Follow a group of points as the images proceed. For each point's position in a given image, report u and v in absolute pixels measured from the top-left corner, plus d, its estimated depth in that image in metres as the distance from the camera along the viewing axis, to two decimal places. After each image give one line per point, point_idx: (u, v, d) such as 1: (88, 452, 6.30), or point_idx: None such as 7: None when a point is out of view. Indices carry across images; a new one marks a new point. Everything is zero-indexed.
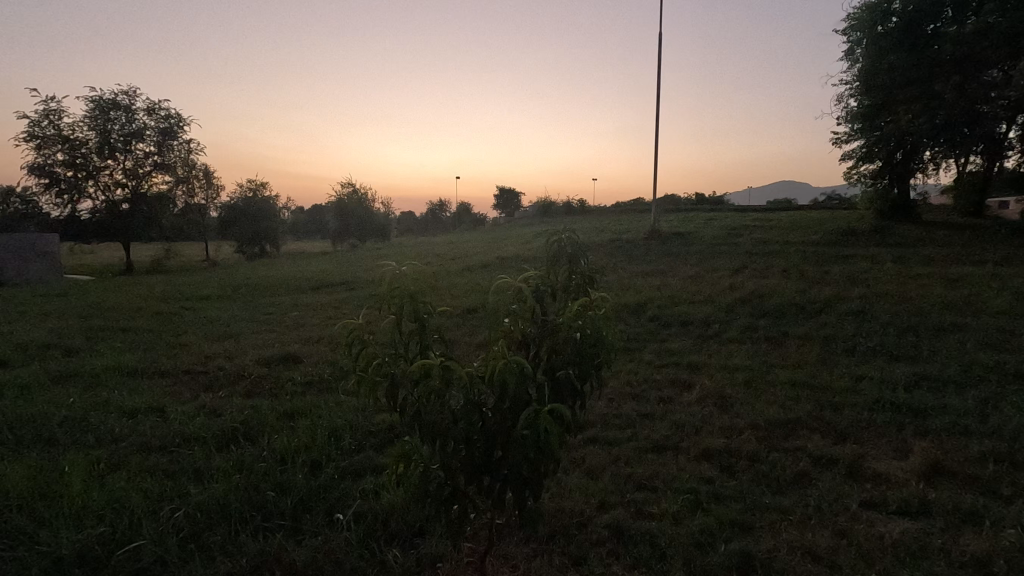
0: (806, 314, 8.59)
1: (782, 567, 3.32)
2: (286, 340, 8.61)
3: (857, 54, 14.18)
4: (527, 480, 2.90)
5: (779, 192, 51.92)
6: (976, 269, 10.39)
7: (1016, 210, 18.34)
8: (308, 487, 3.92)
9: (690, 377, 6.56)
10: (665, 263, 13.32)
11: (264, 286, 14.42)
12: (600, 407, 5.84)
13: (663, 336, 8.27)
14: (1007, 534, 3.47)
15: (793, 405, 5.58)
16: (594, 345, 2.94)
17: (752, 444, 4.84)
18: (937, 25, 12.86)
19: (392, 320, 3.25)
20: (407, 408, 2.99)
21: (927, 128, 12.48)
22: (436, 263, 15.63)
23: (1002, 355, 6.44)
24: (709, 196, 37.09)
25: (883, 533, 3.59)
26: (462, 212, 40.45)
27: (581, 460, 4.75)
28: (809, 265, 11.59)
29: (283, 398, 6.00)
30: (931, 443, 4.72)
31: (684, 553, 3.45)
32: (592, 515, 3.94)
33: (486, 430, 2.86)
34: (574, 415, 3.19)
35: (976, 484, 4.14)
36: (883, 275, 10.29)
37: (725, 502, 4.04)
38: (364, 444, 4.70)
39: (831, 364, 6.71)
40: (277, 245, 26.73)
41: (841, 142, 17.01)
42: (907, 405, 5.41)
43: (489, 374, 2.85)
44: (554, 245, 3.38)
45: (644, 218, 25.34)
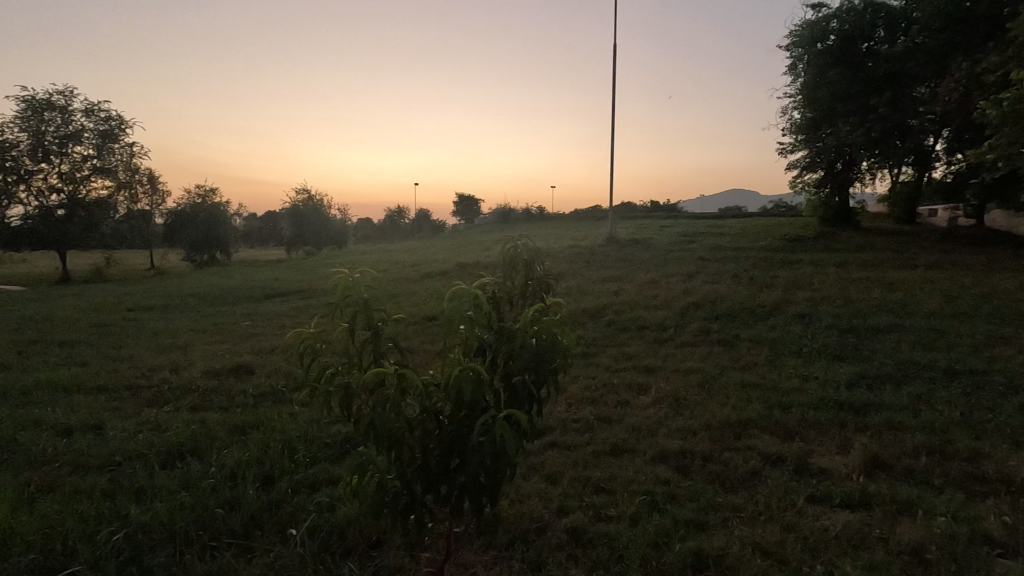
0: (755, 317, 8.94)
1: (733, 564, 3.44)
2: (238, 351, 8.34)
3: (799, 69, 14.84)
4: (484, 487, 2.92)
5: (730, 199, 53.71)
6: (911, 272, 11.05)
7: (945, 217, 19.57)
8: (260, 503, 3.80)
9: (646, 380, 6.71)
10: (622, 269, 13.56)
11: (216, 296, 13.95)
12: (559, 412, 5.91)
13: (621, 341, 8.41)
14: (939, 522, 3.70)
15: (744, 406, 5.78)
16: (551, 349, 2.98)
17: (705, 445, 4.99)
18: (871, 44, 13.64)
19: (345, 329, 3.21)
20: (361, 418, 2.97)
21: (864, 140, 13.24)
22: (393, 271, 15.42)
23: (934, 354, 6.86)
24: (664, 205, 37.97)
25: (827, 526, 3.76)
26: (421, 218, 40.18)
27: (540, 465, 4.79)
28: (758, 270, 12.08)
29: (233, 411, 5.80)
30: (870, 438, 4.99)
31: (640, 554, 3.52)
32: (551, 520, 3.97)
33: (443, 437, 2.88)
34: (531, 420, 3.23)
35: (911, 476, 4.39)
36: (826, 279, 10.81)
37: (680, 502, 4.15)
38: (321, 456, 4.59)
39: (779, 364, 7.00)
40: (227, 253, 25.82)
41: (787, 152, 17.82)
42: (849, 403, 5.70)
43: (445, 382, 2.85)
44: (509, 250, 3.43)
45: (602, 226, 25.81)
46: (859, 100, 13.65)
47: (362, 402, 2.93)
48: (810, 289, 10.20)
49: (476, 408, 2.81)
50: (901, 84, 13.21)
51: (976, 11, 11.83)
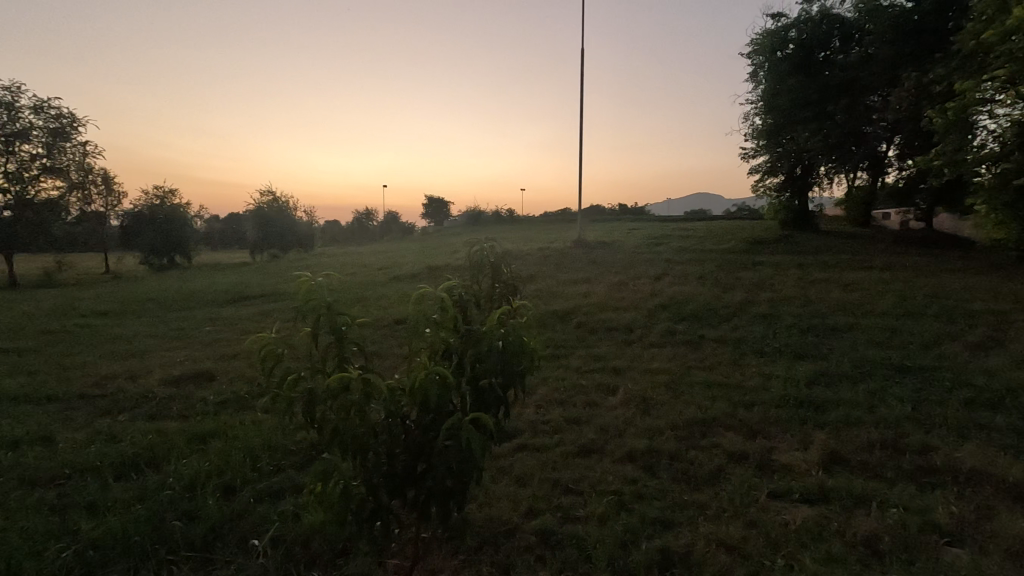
0: (720, 318, 9.15)
1: (699, 560, 3.50)
2: (198, 357, 8.08)
3: (760, 76, 15.30)
4: (451, 491, 2.91)
5: (696, 204, 54.82)
6: (866, 274, 11.48)
7: (897, 220, 20.42)
8: (221, 513, 3.69)
9: (614, 381, 6.79)
10: (591, 271, 13.69)
11: (175, 301, 13.50)
12: (528, 414, 5.92)
13: (590, 342, 8.47)
14: (892, 513, 3.85)
15: (709, 405, 5.90)
16: (518, 352, 3.00)
17: (672, 444, 5.07)
18: (827, 53, 14.16)
19: (308, 333, 3.16)
20: (325, 425, 2.91)
21: (821, 145, 13.70)
22: (361, 274, 15.17)
23: (888, 352, 7.14)
24: (632, 208, 38.48)
25: (788, 520, 3.87)
26: (390, 220, 39.73)
27: (510, 468, 4.79)
28: (722, 272, 12.37)
29: (193, 419, 5.62)
30: (828, 434, 5.15)
31: (608, 553, 3.56)
32: (520, 522, 3.98)
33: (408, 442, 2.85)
34: (499, 423, 3.24)
35: (866, 470, 4.56)
36: (787, 281, 11.14)
37: (647, 501, 4.20)
38: (285, 464, 4.47)
39: (742, 364, 7.17)
40: (188, 256, 25.02)
41: (749, 157, 18.33)
42: (809, 401, 5.87)
43: (411, 385, 2.81)
44: (476, 253, 3.46)
45: (571, 228, 26.01)
46: (817, 107, 14.14)
47: (325, 408, 2.88)
48: (772, 290, 10.50)
49: (442, 411, 2.80)
50: (856, 92, 13.73)
51: (923, 25, 12.41)
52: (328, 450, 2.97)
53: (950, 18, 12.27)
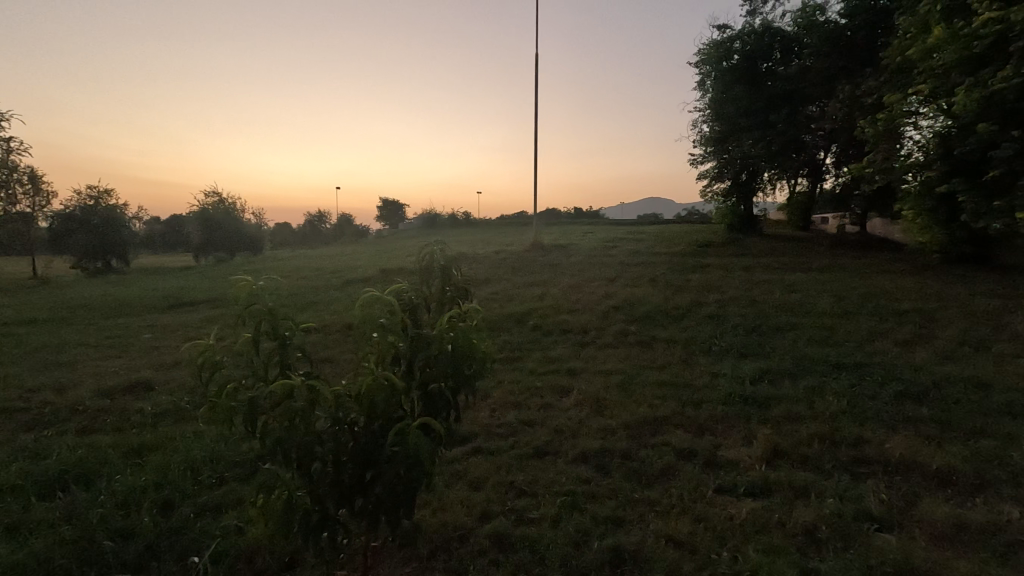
0: (670, 318, 9.40)
1: (648, 556, 3.57)
2: (135, 367, 7.64)
3: (707, 85, 15.85)
4: (400, 498, 2.86)
5: (649, 208, 56.18)
6: (806, 275, 12.04)
7: (835, 225, 21.52)
8: (158, 531, 3.51)
9: (569, 383, 6.85)
10: (547, 274, 13.79)
11: (110, 307, 12.73)
12: (483, 417, 5.90)
13: (546, 345, 8.52)
14: (829, 503, 4.03)
15: (660, 404, 6.03)
16: (467, 354, 2.98)
17: (623, 443, 5.15)
18: (769, 64, 14.83)
19: (248, 340, 3.06)
20: (267, 434, 2.82)
21: (765, 153, 14.30)
22: (312, 278, 14.73)
23: (826, 349, 7.50)
24: (586, 211, 38.99)
25: (733, 514, 3.99)
26: (344, 223, 38.84)
27: (464, 472, 4.75)
28: (673, 274, 12.71)
29: (128, 432, 5.30)
30: (771, 429, 5.36)
31: (561, 554, 3.58)
32: (474, 527, 3.95)
33: (355, 449, 2.77)
34: (449, 428, 3.22)
35: (806, 462, 4.76)
36: (733, 283, 11.54)
37: (600, 500, 4.25)
38: (228, 475, 4.27)
39: (692, 363, 7.38)
40: (126, 259, 23.69)
41: (698, 164, 18.95)
42: (753, 398, 6.09)
43: (357, 392, 2.76)
44: (425, 257, 3.47)
45: (527, 231, 26.08)
46: (760, 116, 14.74)
47: (267, 417, 2.77)
48: (720, 291, 10.86)
49: (389, 416, 2.75)
50: (796, 102, 14.41)
51: (855, 40, 13.12)
52: (270, 461, 2.87)
53: (879, 35, 13.03)
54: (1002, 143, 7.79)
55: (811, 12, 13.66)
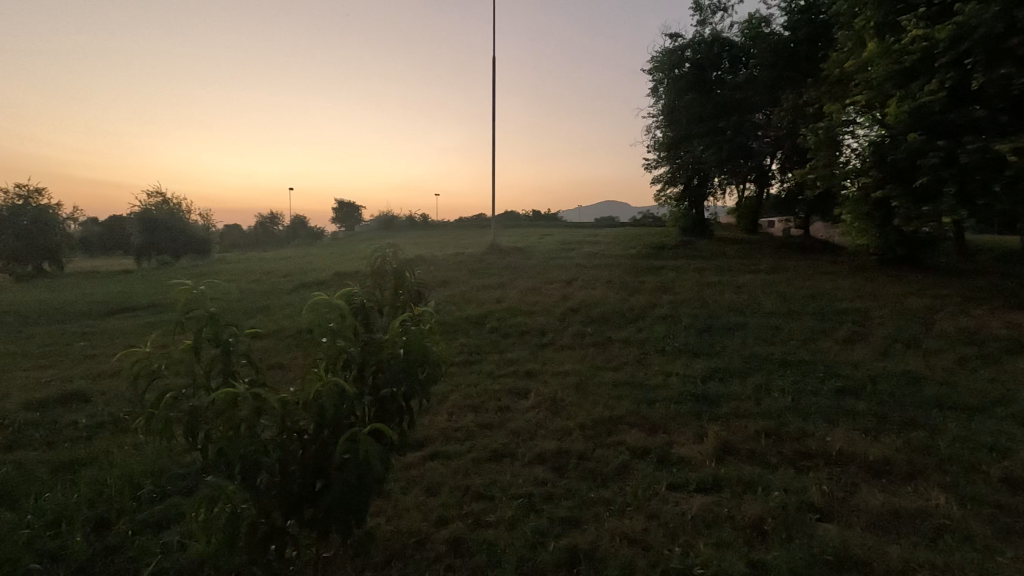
0: (626, 319, 9.57)
1: (603, 555, 3.61)
2: (69, 377, 7.19)
3: (660, 92, 16.30)
4: (351, 507, 2.78)
5: (606, 211, 57.03)
6: (754, 277, 12.50)
7: (781, 228, 22.45)
8: (92, 551, 3.31)
9: (526, 385, 6.86)
10: (505, 276, 13.81)
11: (41, 314, 11.94)
12: (440, 421, 5.85)
13: (503, 347, 8.53)
14: (774, 496, 4.18)
15: (615, 404, 6.12)
16: (421, 359, 2.93)
17: (579, 443, 5.19)
18: (718, 73, 15.38)
19: (188, 347, 2.92)
20: (211, 445, 2.70)
21: (715, 158, 14.79)
22: (263, 282, 14.25)
23: (772, 348, 7.80)
24: (544, 213, 39.29)
25: (685, 510, 4.08)
26: (298, 224, 37.77)
27: (420, 477, 4.68)
28: (629, 276, 12.95)
29: (60, 447, 4.98)
30: (720, 426, 5.52)
31: (517, 557, 3.58)
32: (430, 532, 3.90)
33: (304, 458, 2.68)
34: (402, 433, 3.16)
35: (753, 457, 4.92)
36: (686, 285, 11.85)
37: (556, 501, 4.27)
38: (170, 488, 4.04)
39: (646, 363, 7.54)
40: (59, 263, 22.32)
41: (652, 168, 19.42)
42: (704, 396, 6.26)
43: (305, 398, 2.69)
44: (376, 261, 3.42)
45: (486, 234, 26.01)
46: (710, 123, 15.24)
47: (208, 427, 2.65)
48: (673, 293, 11.13)
49: (339, 423, 2.67)
50: (744, 110, 14.95)
51: (798, 52, 13.72)
52: (212, 473, 2.74)
53: (820, 48, 13.67)
54: (929, 152, 8.30)
55: (757, 24, 14.22)
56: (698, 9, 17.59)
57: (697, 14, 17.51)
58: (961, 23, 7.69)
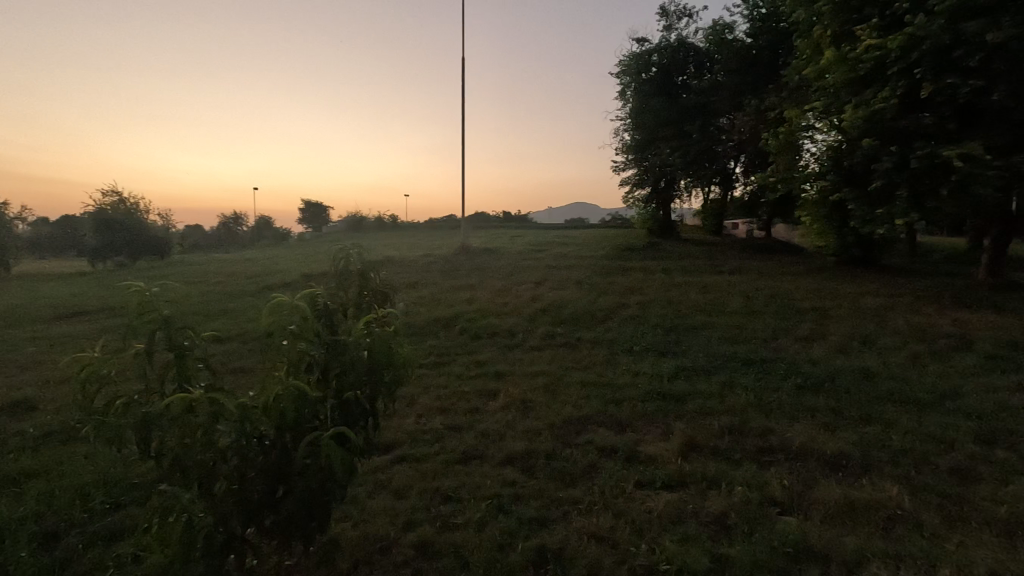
0: (595, 320, 9.65)
1: (571, 554, 3.62)
2: (15, 385, 6.82)
3: (628, 95, 16.53)
4: (314, 512, 2.71)
5: (575, 213, 57.36)
6: (719, 277, 12.78)
7: (744, 230, 23.03)
8: (39, 567, 3.14)
9: (496, 386, 6.85)
10: (475, 277, 13.76)
11: None
12: (408, 424, 5.78)
13: (473, 348, 8.49)
14: (737, 491, 4.27)
15: (583, 404, 6.16)
16: (386, 360, 2.87)
17: (548, 443, 5.21)
18: (684, 77, 15.69)
19: (141, 352, 2.81)
20: (165, 453, 2.60)
21: (681, 161, 15.09)
22: (225, 284, 13.83)
23: (736, 346, 7.99)
24: (514, 214, 39.31)
25: (651, 507, 4.13)
26: (263, 224, 36.84)
27: (388, 481, 4.62)
28: (598, 277, 13.07)
29: (4, 459, 4.72)
30: (686, 424, 5.61)
31: (485, 558, 3.57)
32: (397, 536, 3.85)
33: (264, 464, 2.60)
34: (368, 436, 3.10)
35: (718, 454, 5.02)
36: (653, 285, 12.02)
37: (524, 501, 4.27)
38: (124, 499, 3.87)
39: (614, 363, 7.61)
40: (6, 266, 21.20)
41: (620, 170, 19.67)
42: (671, 394, 6.36)
43: (265, 402, 2.61)
44: (340, 262, 3.36)
45: (456, 235, 25.86)
46: (676, 126, 15.54)
47: (162, 435, 2.55)
48: (641, 293, 11.28)
49: (300, 426, 2.61)
50: (708, 114, 15.28)
51: (760, 59, 14.11)
52: (168, 483, 2.65)
53: (780, 55, 14.08)
54: (882, 157, 8.64)
55: (721, 31, 14.57)
56: (665, 14, 17.90)
57: (663, 20, 17.83)
58: (910, 34, 8.02)
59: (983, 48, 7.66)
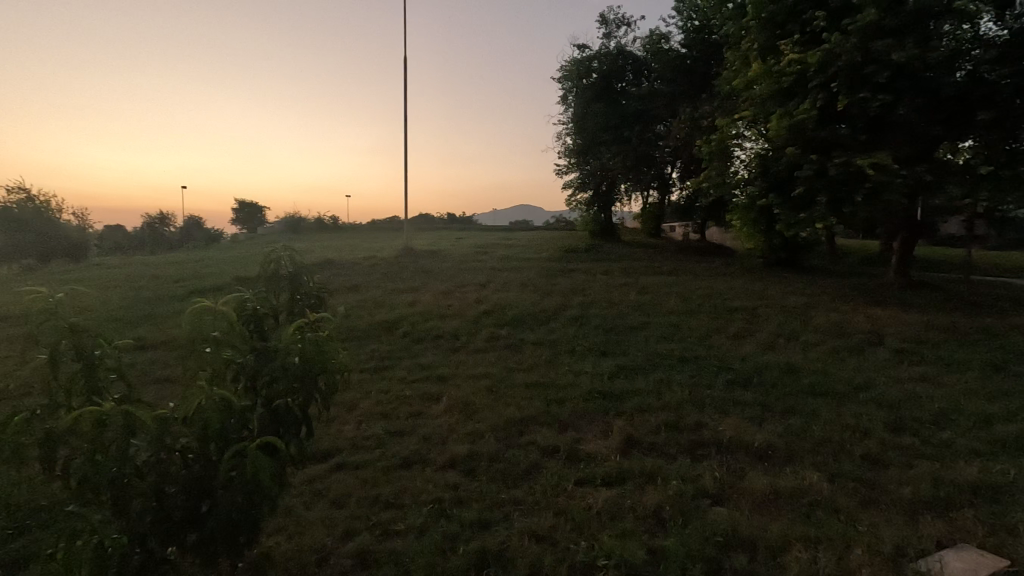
0: (538, 321, 9.74)
1: (512, 555, 3.62)
2: None
3: (569, 100, 16.85)
4: (241, 527, 2.56)
5: (519, 215, 57.80)
6: (658, 278, 13.20)
7: (681, 233, 23.92)
8: None
9: (438, 389, 6.77)
10: (418, 280, 13.54)
11: None
12: (348, 430, 5.61)
13: (416, 351, 8.36)
14: (673, 484, 4.42)
15: (526, 405, 6.19)
16: (319, 366, 2.74)
17: (491, 445, 5.19)
18: (623, 84, 16.15)
19: (44, 362, 2.57)
20: (72, 472, 2.38)
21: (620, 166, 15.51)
22: (148, 288, 12.95)
23: (672, 345, 8.27)
24: (459, 216, 39.11)
25: (591, 504, 4.20)
26: (191, 224, 34.79)
27: (326, 490, 4.46)
28: (541, 279, 13.19)
29: None
30: (625, 421, 5.75)
31: (426, 565, 3.51)
32: (334, 547, 3.73)
33: (186, 479, 2.38)
34: (300, 446, 2.95)
35: (655, 450, 5.17)
36: (595, 286, 12.28)
37: (466, 504, 4.24)
38: (29, 523, 3.53)
39: (557, 363, 7.70)
40: None
41: (563, 173, 19.99)
42: (611, 393, 6.50)
43: (187, 413, 2.45)
44: (270, 265, 3.22)
45: (399, 236, 25.43)
46: (616, 132, 15.96)
47: (68, 452, 2.33)
48: (583, 294, 11.48)
49: (225, 436, 2.45)
50: (647, 120, 15.79)
51: (694, 68, 14.69)
52: (75, 505, 2.44)
53: (713, 66, 14.74)
54: (804, 164, 9.19)
55: (657, 40, 15.08)
56: (604, 22, 18.35)
57: (603, 28, 18.28)
58: (827, 50, 8.58)
59: (890, 66, 8.30)
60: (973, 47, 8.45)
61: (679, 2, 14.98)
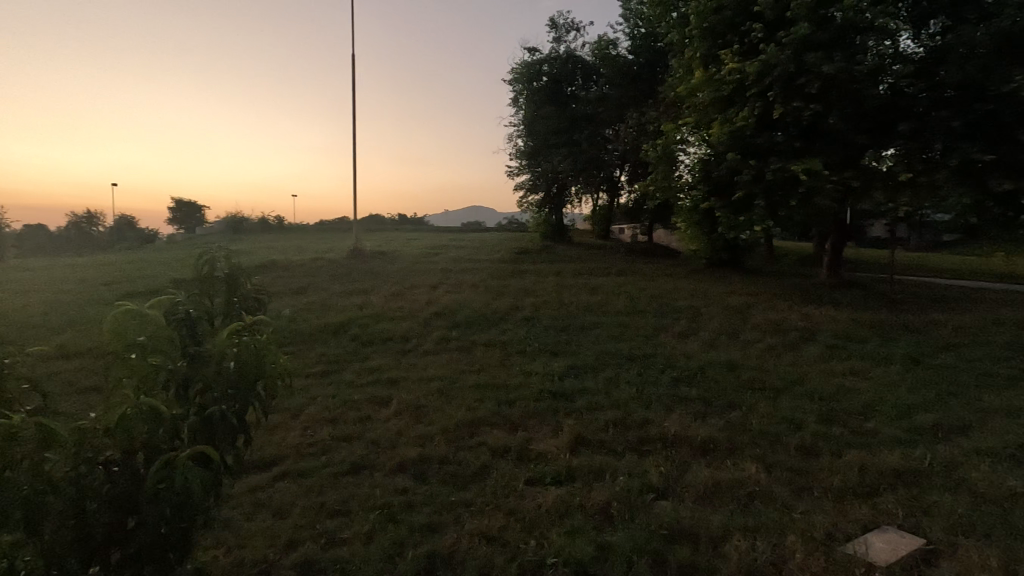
0: (489, 322, 9.73)
1: (461, 557, 3.59)
2: None
3: (520, 102, 16.96)
4: (170, 540, 2.40)
5: (471, 216, 57.74)
6: (607, 279, 13.46)
7: (630, 235, 24.49)
8: None
9: (387, 392, 6.63)
10: (368, 281, 13.28)
11: None
12: (292, 437, 5.41)
13: (365, 354, 8.18)
14: (621, 480, 4.50)
15: (477, 406, 6.16)
16: (257, 371, 2.61)
17: (441, 448, 5.12)
18: (572, 88, 16.39)
19: None
20: None
21: (570, 168, 15.72)
22: (75, 292, 12.11)
23: (621, 344, 8.44)
24: (410, 217, 38.62)
25: (540, 503, 4.21)
26: (124, 224, 32.84)
27: (268, 500, 4.28)
28: (492, 280, 13.19)
29: None
30: (574, 420, 5.81)
31: (372, 571, 3.43)
32: (276, 559, 3.58)
33: (108, 495, 2.20)
34: (236, 455, 2.80)
35: (604, 447, 5.24)
36: (547, 287, 12.38)
37: (415, 508, 4.16)
38: None
39: (508, 363, 7.72)
40: None
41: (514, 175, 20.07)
42: (561, 392, 6.56)
43: (110, 422, 2.27)
44: (204, 265, 3.05)
45: (348, 237, 24.84)
46: (566, 135, 16.18)
47: None
48: (534, 295, 11.56)
49: (152, 447, 2.30)
50: (596, 124, 16.07)
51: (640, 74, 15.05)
52: None
53: (658, 72, 15.16)
54: (743, 169, 9.58)
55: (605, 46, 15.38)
56: (554, 26, 18.57)
57: (552, 32, 18.49)
58: (764, 60, 8.99)
59: (821, 77, 8.76)
60: (894, 62, 8.88)
61: (625, 10, 15.32)
